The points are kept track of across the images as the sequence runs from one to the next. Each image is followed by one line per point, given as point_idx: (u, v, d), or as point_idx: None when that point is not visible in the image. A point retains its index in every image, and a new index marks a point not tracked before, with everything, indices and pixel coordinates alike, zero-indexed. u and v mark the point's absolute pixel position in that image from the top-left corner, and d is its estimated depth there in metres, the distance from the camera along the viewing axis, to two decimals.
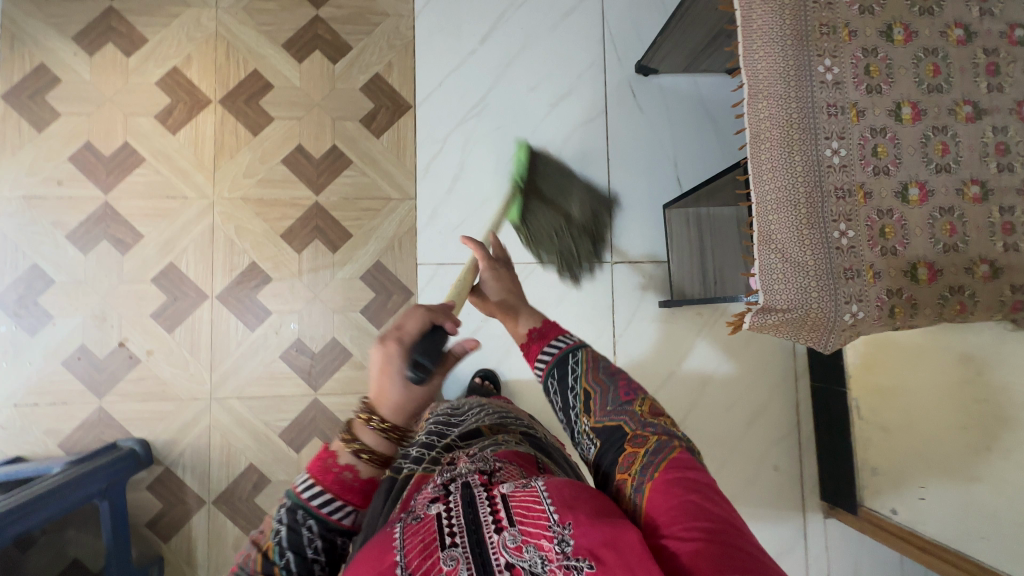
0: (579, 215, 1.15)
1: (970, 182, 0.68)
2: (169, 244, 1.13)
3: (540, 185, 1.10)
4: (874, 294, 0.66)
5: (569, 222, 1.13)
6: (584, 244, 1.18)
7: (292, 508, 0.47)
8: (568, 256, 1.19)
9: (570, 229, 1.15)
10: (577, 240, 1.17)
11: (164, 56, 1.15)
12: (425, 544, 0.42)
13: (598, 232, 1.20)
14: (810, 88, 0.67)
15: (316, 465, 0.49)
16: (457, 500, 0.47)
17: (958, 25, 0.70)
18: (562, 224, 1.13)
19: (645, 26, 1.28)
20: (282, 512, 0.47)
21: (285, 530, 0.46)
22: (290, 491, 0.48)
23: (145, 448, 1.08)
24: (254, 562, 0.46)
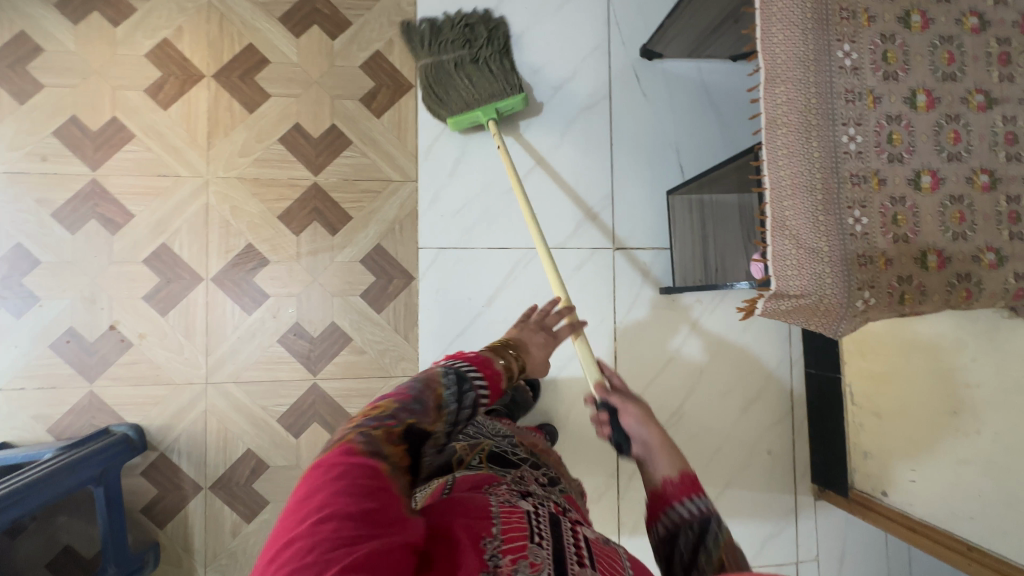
0: (468, 49, 1.13)
1: (979, 172, 0.69)
2: (161, 224, 1.09)
3: (470, 94, 1.13)
4: (885, 280, 0.67)
5: (468, 59, 1.13)
6: (484, 35, 1.15)
7: (462, 378, 0.59)
8: (500, 43, 1.16)
9: (487, 54, 1.14)
10: (498, 42, 1.16)
11: (153, 27, 1.10)
12: (519, 529, 0.49)
13: (475, 25, 1.15)
14: (829, 72, 0.67)
15: (481, 360, 0.63)
16: (546, 519, 0.53)
17: (973, 14, 0.70)
18: (468, 73, 1.13)
19: (651, 8, 1.26)
20: (452, 375, 0.59)
21: (457, 391, 0.58)
22: (458, 367, 0.60)
23: (139, 434, 1.05)
24: (428, 397, 0.55)
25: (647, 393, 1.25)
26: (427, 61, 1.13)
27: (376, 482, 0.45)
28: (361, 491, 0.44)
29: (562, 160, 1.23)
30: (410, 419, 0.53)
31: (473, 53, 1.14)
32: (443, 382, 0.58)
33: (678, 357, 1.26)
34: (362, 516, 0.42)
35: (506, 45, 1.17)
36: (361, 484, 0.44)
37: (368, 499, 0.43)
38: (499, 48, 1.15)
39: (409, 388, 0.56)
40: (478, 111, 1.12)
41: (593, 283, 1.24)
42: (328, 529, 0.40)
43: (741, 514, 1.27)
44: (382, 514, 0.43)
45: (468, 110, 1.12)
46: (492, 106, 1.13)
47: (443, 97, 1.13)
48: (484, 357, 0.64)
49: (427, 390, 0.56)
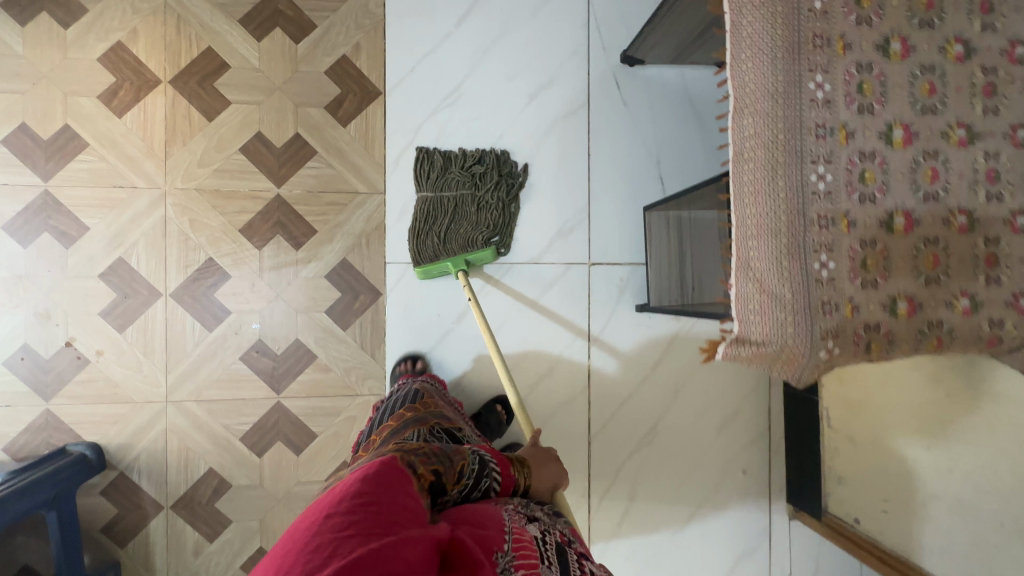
0: (470, 194, 1.12)
1: (957, 212, 0.65)
2: (118, 237, 1.05)
3: (443, 244, 1.11)
4: (851, 329, 0.63)
5: (467, 202, 1.11)
6: (493, 181, 1.13)
7: (485, 462, 0.70)
8: (506, 197, 1.14)
9: (484, 209, 1.12)
10: (501, 194, 1.14)
11: (106, 28, 1.05)
12: (530, 553, 0.58)
13: (488, 168, 1.14)
14: (799, 105, 0.63)
15: (505, 464, 0.74)
16: (554, 547, 0.63)
17: (958, 40, 0.66)
18: (459, 217, 1.11)
19: (634, 11, 1.20)
20: (478, 455, 0.71)
21: (478, 463, 0.69)
22: (486, 454, 0.72)
23: (97, 453, 1.03)
24: (457, 463, 0.67)
25: (621, 410, 1.22)
26: (425, 198, 1.11)
27: (406, 487, 0.53)
28: (393, 489, 0.51)
29: (538, 172, 1.19)
30: (437, 463, 0.64)
31: (475, 196, 1.12)
32: (471, 455, 0.69)
33: (655, 374, 1.23)
34: (394, 508, 0.49)
35: (511, 193, 1.15)
36: (390, 484, 0.52)
37: (399, 495, 0.51)
38: (501, 201, 1.14)
39: (441, 446, 0.68)
40: (446, 258, 1.10)
41: (568, 298, 1.20)
42: (364, 515, 0.47)
43: (713, 533, 1.25)
44: (409, 511, 0.50)
45: (437, 259, 1.10)
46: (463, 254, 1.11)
47: (420, 240, 1.11)
48: (504, 458, 0.75)
49: (454, 450, 0.69)
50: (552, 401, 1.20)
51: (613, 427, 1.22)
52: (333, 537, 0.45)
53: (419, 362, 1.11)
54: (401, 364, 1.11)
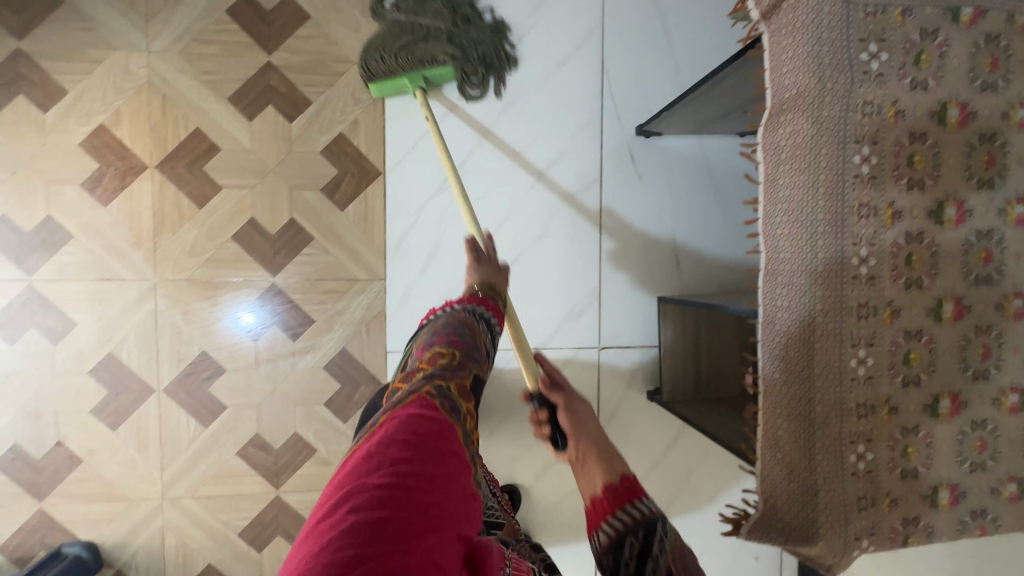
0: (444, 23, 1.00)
1: (1009, 390, 0.60)
2: (107, 332, 1.01)
3: (400, 49, 0.97)
4: (888, 525, 0.59)
5: (439, 29, 0.99)
6: (472, 19, 1.03)
7: (490, 325, 0.74)
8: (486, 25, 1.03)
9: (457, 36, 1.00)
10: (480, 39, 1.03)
11: (88, 110, 0.98)
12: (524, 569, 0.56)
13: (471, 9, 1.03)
14: (840, 284, 0.56)
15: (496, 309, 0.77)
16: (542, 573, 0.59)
17: (1021, 200, 0.58)
18: (426, 37, 0.98)
19: (651, 79, 1.12)
20: (484, 313, 0.74)
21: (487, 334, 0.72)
22: (486, 316, 0.74)
23: (93, 554, 1.01)
24: (478, 338, 0.68)
25: None
26: (397, 18, 1.00)
27: (447, 450, 0.47)
28: (434, 455, 0.46)
29: (547, 253, 1.12)
30: (469, 368, 0.63)
31: (451, 32, 1.00)
32: (482, 326, 0.72)
33: (665, 461, 1.19)
34: (436, 487, 0.43)
35: (493, 44, 1.04)
36: (433, 442, 0.47)
37: (439, 469, 0.45)
38: (481, 35, 1.03)
39: (455, 337, 0.66)
40: (401, 76, 0.98)
41: (576, 384, 1.15)
42: (400, 495, 0.41)
43: None
44: (448, 491, 0.44)
45: (391, 76, 0.98)
46: (419, 76, 0.99)
47: (378, 48, 0.98)
48: (480, 297, 0.78)
49: (472, 335, 0.68)
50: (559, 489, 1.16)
51: None
52: (370, 516, 0.38)
53: None
54: None
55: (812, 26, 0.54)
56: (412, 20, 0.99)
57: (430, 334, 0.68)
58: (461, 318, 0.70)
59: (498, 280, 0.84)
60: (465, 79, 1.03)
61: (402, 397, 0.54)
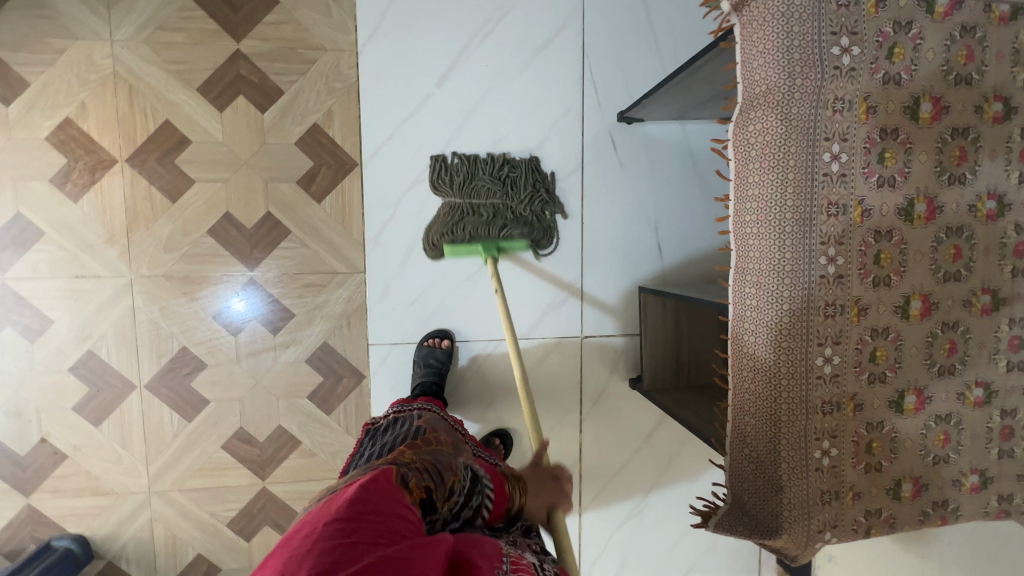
0: (503, 203, 1.04)
1: (973, 385, 0.60)
2: (85, 330, 1.00)
3: (479, 232, 1.02)
4: (851, 517, 0.60)
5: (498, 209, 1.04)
6: (524, 189, 1.06)
7: (477, 476, 0.62)
8: (536, 231, 1.07)
9: (520, 219, 1.05)
10: (536, 207, 1.07)
11: (52, 103, 0.96)
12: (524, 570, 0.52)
13: (519, 179, 1.07)
14: (807, 283, 0.56)
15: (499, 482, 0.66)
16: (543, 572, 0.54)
17: (991, 195, 0.58)
18: (495, 225, 1.03)
19: (633, 64, 1.09)
20: (469, 469, 0.62)
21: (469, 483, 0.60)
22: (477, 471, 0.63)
23: (83, 547, 1.02)
24: (449, 474, 0.59)
25: (615, 481, 1.20)
26: (454, 198, 1.05)
27: (399, 496, 0.49)
28: (386, 496, 0.48)
29: None
30: (427, 480, 0.56)
31: (508, 206, 1.05)
32: (462, 471, 0.61)
33: (648, 447, 1.20)
34: (393, 517, 0.46)
35: (548, 208, 1.09)
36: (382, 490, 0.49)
37: (393, 505, 0.47)
38: (527, 237, 1.05)
39: (429, 462, 0.59)
40: (478, 245, 1.02)
41: (559, 373, 1.16)
42: (363, 523, 0.43)
43: None
44: (403, 520, 0.46)
45: (468, 243, 1.02)
46: (494, 242, 1.03)
47: (452, 234, 1.03)
48: (501, 476, 0.67)
49: (442, 467, 0.59)
50: None
51: (605, 497, 1.20)
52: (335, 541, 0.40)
53: (445, 341, 1.07)
54: (428, 340, 1.08)
55: (782, 19, 0.53)
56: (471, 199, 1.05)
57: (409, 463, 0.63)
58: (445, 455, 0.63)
59: (541, 485, 0.71)
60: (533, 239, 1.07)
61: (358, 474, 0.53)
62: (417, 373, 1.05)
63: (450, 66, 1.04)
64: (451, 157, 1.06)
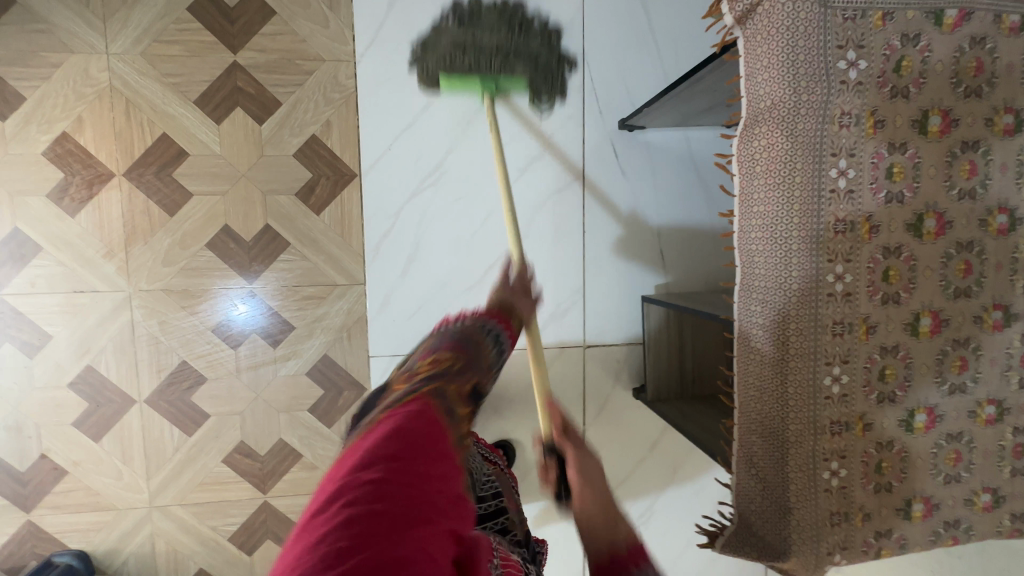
0: (507, 40, 0.94)
1: (985, 403, 0.59)
2: (84, 344, 1.00)
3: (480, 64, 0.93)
4: (861, 539, 0.58)
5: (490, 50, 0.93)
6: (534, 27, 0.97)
7: (496, 338, 0.67)
8: (538, 75, 0.98)
9: (523, 53, 0.95)
10: (546, 45, 0.98)
11: (49, 117, 0.95)
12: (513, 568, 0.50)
13: (526, 21, 0.96)
14: (815, 301, 0.55)
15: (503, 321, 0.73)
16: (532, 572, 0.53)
17: (1002, 210, 0.57)
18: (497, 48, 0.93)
19: (634, 70, 1.08)
20: (490, 332, 0.67)
21: (494, 349, 0.66)
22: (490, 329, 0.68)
23: (84, 562, 1.01)
24: (483, 354, 0.62)
25: (618, 491, 1.19)
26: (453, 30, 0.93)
27: (443, 451, 0.41)
28: (428, 450, 0.40)
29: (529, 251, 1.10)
30: (472, 376, 0.57)
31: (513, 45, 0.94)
32: (489, 343, 0.65)
33: (652, 456, 1.19)
34: (429, 489, 0.36)
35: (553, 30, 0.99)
36: (427, 442, 0.41)
37: (434, 470, 0.39)
38: (528, 75, 0.96)
39: (459, 350, 0.59)
40: (475, 77, 0.94)
41: (561, 383, 1.15)
42: (395, 490, 0.35)
43: None
44: (443, 484, 0.38)
45: (465, 73, 0.94)
46: (493, 80, 0.96)
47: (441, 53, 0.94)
48: (497, 313, 0.73)
49: (478, 350, 0.62)
50: (546, 487, 1.16)
51: None
52: (362, 509, 0.32)
53: None
54: None
55: (787, 33, 0.52)
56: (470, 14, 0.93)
57: (431, 344, 0.62)
58: (467, 330, 0.65)
59: (523, 300, 0.80)
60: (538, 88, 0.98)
61: (399, 398, 0.47)
62: None
63: None
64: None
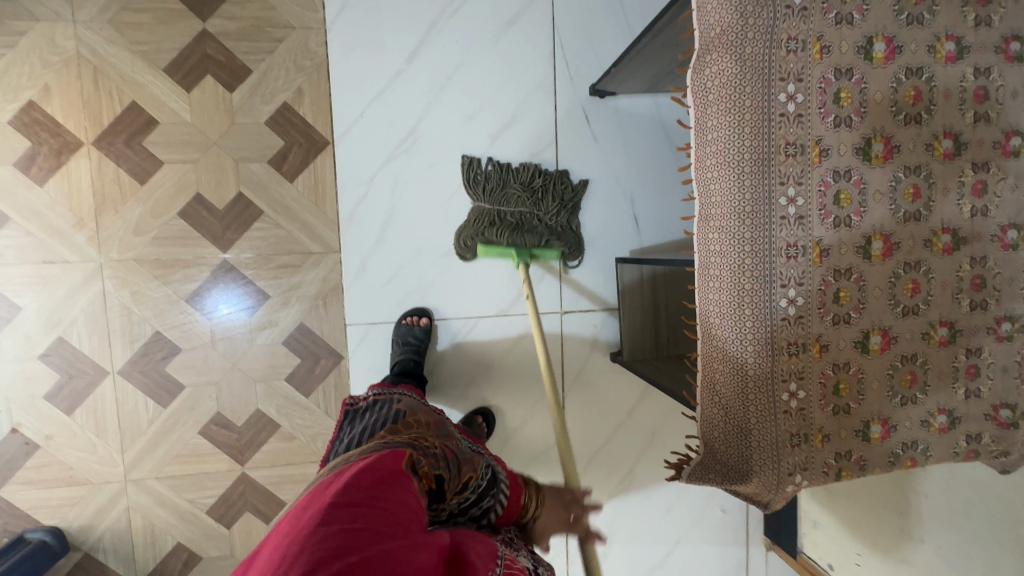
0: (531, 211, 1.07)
1: (937, 325, 0.61)
2: (55, 316, 0.99)
3: (511, 237, 1.04)
4: (821, 459, 0.60)
5: (530, 219, 1.07)
6: (552, 199, 1.09)
7: (496, 476, 0.66)
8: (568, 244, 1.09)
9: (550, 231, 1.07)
10: (562, 217, 1.10)
11: (14, 86, 0.94)
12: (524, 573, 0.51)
13: (548, 187, 1.08)
14: (768, 225, 0.56)
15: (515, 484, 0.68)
16: None
17: (947, 134, 0.59)
18: (517, 230, 1.05)
19: (603, 38, 1.10)
20: (490, 471, 0.66)
21: (485, 481, 0.64)
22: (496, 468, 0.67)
23: (58, 538, 1.00)
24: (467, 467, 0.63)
25: (598, 457, 1.20)
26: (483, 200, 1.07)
27: (408, 484, 0.50)
28: (396, 484, 0.49)
29: None
30: (440, 468, 0.60)
31: (534, 215, 1.07)
32: (483, 469, 0.65)
33: (631, 421, 1.20)
34: (399, 509, 0.46)
35: (572, 218, 1.11)
36: (391, 476, 0.49)
37: (404, 495, 0.48)
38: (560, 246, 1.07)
39: (451, 450, 0.64)
40: (510, 249, 1.03)
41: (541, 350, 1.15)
42: (368, 510, 0.43)
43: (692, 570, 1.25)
44: (411, 511, 0.47)
45: (499, 245, 1.04)
46: (527, 251, 1.04)
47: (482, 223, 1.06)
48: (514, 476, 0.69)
49: (461, 458, 0.64)
50: (527, 453, 1.17)
51: (590, 473, 1.20)
52: (343, 526, 0.41)
53: (424, 319, 1.07)
54: (407, 319, 1.07)
55: None
56: (497, 174, 1.07)
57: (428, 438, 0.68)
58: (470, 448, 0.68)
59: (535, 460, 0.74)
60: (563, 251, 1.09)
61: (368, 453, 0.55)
62: (397, 352, 1.04)
63: (419, 40, 1.04)
64: (485, 163, 1.08)
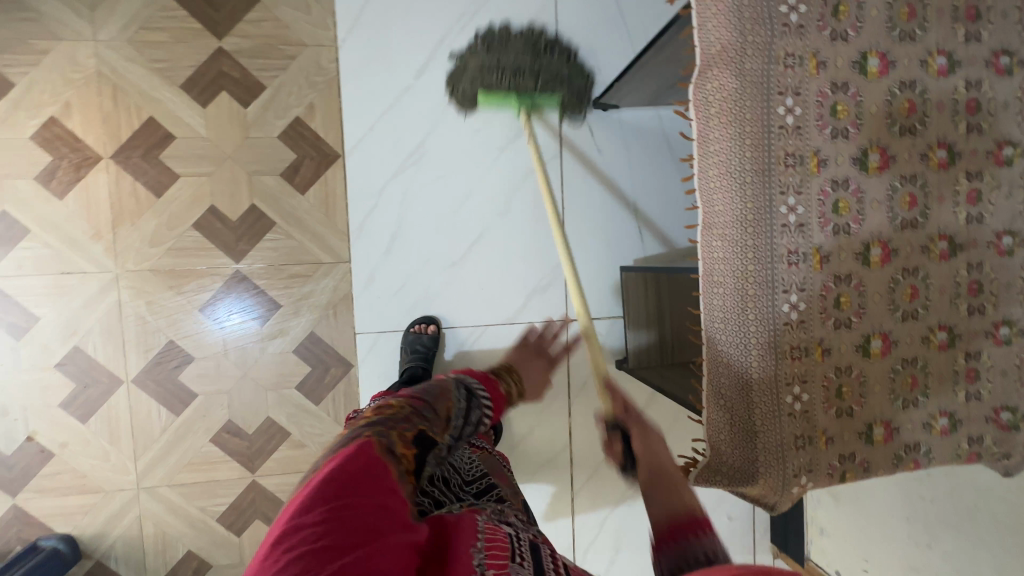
0: (533, 60, 1.04)
1: (936, 329, 0.62)
2: (71, 326, 1.01)
3: (513, 80, 1.02)
4: (825, 462, 0.61)
5: (528, 62, 1.04)
6: (552, 53, 1.07)
7: (471, 389, 0.72)
8: (572, 96, 1.08)
9: (551, 73, 1.05)
10: (563, 54, 1.07)
11: (36, 103, 0.97)
12: (502, 550, 0.48)
13: (546, 45, 1.07)
14: (769, 232, 0.58)
15: (491, 384, 0.78)
16: (528, 547, 0.52)
17: (942, 145, 0.61)
18: (516, 79, 1.02)
19: (606, 52, 1.13)
20: (463, 386, 0.72)
21: (463, 404, 0.69)
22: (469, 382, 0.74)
23: (70, 546, 1.01)
24: (443, 402, 0.66)
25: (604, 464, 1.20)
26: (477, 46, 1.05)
27: (382, 476, 0.46)
28: (370, 481, 0.45)
29: (510, 229, 1.13)
30: (418, 423, 0.59)
31: (534, 62, 1.05)
32: (455, 393, 0.69)
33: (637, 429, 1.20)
34: (372, 509, 0.42)
35: (574, 57, 1.09)
36: (363, 474, 0.45)
37: (380, 492, 0.44)
38: (563, 93, 1.06)
39: (421, 396, 0.64)
40: (512, 96, 1.03)
41: None
42: (335, 521, 0.40)
43: None
44: (387, 509, 0.43)
45: (497, 90, 1.03)
46: (527, 96, 1.03)
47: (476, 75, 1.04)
48: (486, 380, 0.78)
49: (439, 396, 0.66)
50: (533, 460, 1.18)
51: (596, 481, 1.20)
52: (306, 550, 0.37)
53: (432, 327, 1.09)
54: (415, 327, 1.09)
55: None
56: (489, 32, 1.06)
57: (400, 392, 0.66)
58: (440, 380, 0.70)
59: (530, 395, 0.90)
60: (572, 93, 1.07)
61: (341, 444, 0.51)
62: (406, 359, 1.06)
63: (428, 57, 1.07)
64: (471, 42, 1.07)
